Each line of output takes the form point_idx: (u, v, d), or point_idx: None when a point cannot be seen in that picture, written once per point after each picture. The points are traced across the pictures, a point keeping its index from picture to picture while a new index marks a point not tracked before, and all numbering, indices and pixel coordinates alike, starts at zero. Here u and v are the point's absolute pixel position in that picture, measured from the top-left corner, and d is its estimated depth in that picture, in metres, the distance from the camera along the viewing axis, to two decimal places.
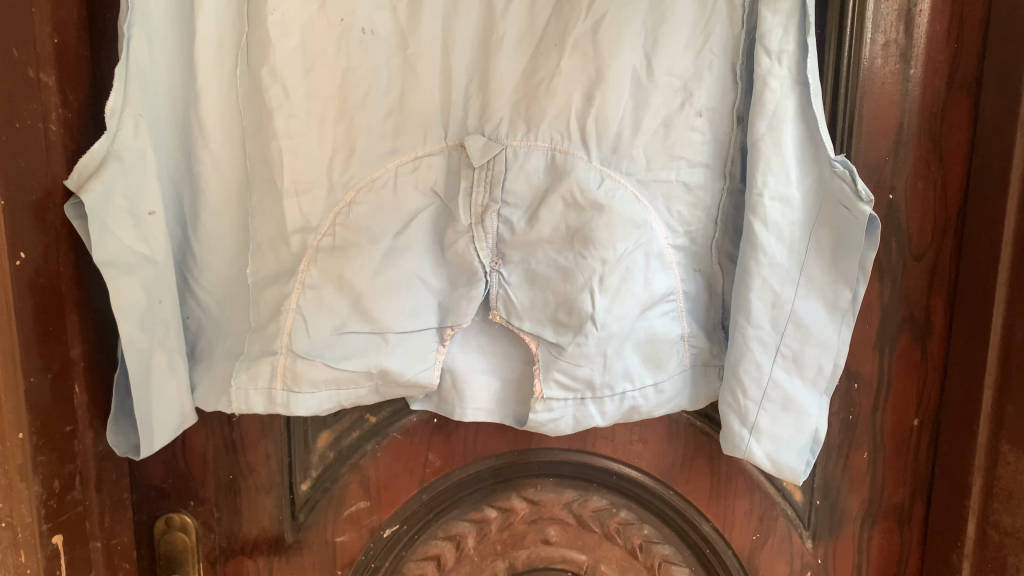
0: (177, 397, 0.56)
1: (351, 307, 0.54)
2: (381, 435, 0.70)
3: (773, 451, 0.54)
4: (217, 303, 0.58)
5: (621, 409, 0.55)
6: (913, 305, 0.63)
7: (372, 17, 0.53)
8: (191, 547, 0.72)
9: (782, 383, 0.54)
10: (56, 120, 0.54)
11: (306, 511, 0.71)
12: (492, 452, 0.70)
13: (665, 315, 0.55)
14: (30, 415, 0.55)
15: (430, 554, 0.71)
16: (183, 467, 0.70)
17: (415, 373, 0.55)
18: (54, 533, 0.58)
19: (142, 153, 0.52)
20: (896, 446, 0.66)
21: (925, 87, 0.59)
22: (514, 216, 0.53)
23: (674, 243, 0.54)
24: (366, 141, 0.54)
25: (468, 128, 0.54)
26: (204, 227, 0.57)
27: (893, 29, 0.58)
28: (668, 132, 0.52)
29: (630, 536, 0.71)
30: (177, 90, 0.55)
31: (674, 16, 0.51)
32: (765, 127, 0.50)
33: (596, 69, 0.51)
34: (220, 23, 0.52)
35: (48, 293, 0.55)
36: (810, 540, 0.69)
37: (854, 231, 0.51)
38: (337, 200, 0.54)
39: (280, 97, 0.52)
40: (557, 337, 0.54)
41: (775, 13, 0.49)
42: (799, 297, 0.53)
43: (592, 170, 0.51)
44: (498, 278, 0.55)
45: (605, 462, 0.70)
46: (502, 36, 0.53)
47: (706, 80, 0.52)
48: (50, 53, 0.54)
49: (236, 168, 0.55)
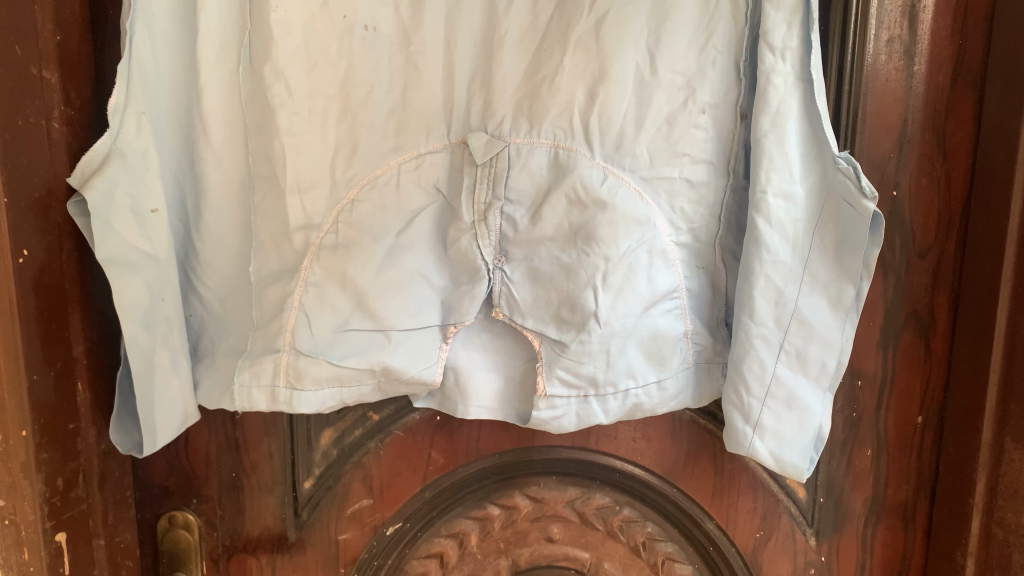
0: (180, 395, 0.56)
1: (354, 305, 0.54)
2: (383, 433, 0.70)
3: (776, 449, 0.54)
4: (220, 301, 0.58)
5: (624, 407, 0.55)
6: (917, 302, 0.63)
7: (374, 14, 0.53)
8: (194, 545, 0.72)
9: (786, 380, 0.54)
10: (58, 118, 0.54)
11: (308, 509, 0.71)
12: (494, 449, 0.70)
13: (668, 313, 0.54)
14: (33, 413, 0.55)
15: (433, 552, 0.71)
16: (186, 465, 0.70)
17: (418, 371, 0.55)
18: (56, 531, 0.58)
19: (145, 150, 0.52)
20: (900, 444, 0.66)
21: (929, 84, 0.59)
22: (516, 213, 0.53)
23: (678, 240, 0.54)
24: (368, 139, 0.54)
25: (470, 125, 0.54)
26: (207, 225, 0.57)
27: (896, 26, 0.58)
28: (671, 130, 0.52)
29: (632, 534, 0.71)
30: (180, 88, 0.55)
31: (677, 13, 0.51)
32: (768, 124, 0.50)
33: (599, 67, 0.51)
34: (222, 22, 0.52)
35: (51, 291, 0.55)
36: (813, 538, 0.69)
37: (857, 227, 0.51)
38: (340, 197, 0.54)
39: (283, 94, 0.52)
40: (560, 335, 0.54)
41: (778, 9, 0.48)
42: (803, 295, 0.53)
43: (594, 167, 0.51)
44: (500, 276, 0.55)
45: (608, 459, 0.70)
46: (504, 34, 0.53)
47: (709, 78, 0.51)
48: (52, 51, 0.54)
49: (239, 166, 0.55)
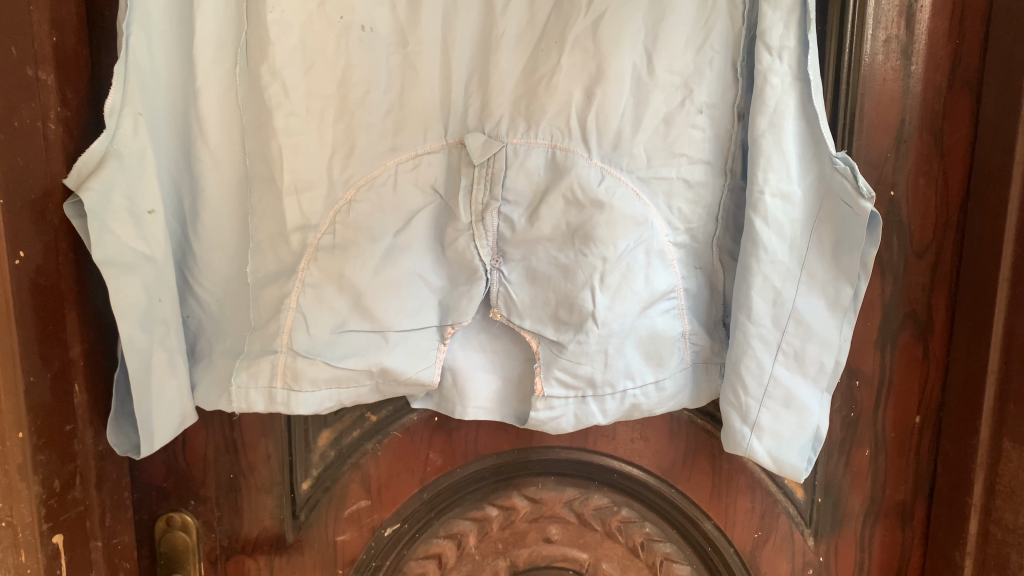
0: (177, 397, 0.56)
1: (351, 306, 0.54)
2: (381, 434, 0.70)
3: (774, 449, 0.54)
4: (217, 302, 0.58)
5: (621, 407, 0.55)
6: (915, 302, 0.63)
7: (372, 14, 0.52)
8: (192, 547, 0.72)
9: (783, 380, 0.54)
10: (55, 119, 0.54)
11: (306, 510, 0.70)
12: (492, 450, 0.70)
13: (666, 313, 0.54)
14: (30, 415, 0.55)
15: (431, 553, 0.71)
16: (183, 467, 0.70)
17: (416, 372, 0.55)
18: (53, 532, 0.58)
19: (142, 151, 0.52)
20: (898, 444, 0.66)
21: (926, 83, 0.59)
22: (514, 214, 0.53)
23: (675, 240, 0.54)
24: (366, 139, 0.54)
25: (467, 126, 0.54)
26: (204, 226, 0.57)
27: (894, 25, 0.58)
28: (668, 129, 0.52)
29: (630, 535, 0.71)
30: (177, 89, 0.55)
31: (675, 12, 0.51)
32: (765, 123, 0.50)
33: (597, 66, 0.51)
34: (219, 22, 0.52)
35: (48, 292, 0.55)
36: (811, 538, 0.69)
37: (854, 227, 0.51)
38: (337, 198, 0.54)
39: (280, 94, 0.52)
40: (558, 335, 0.54)
41: (776, 9, 0.48)
42: (800, 295, 0.53)
43: (592, 167, 0.51)
44: (498, 276, 0.54)
45: (606, 460, 0.70)
46: (502, 33, 0.53)
47: (706, 77, 0.51)
48: (48, 51, 0.54)
49: (236, 167, 0.55)
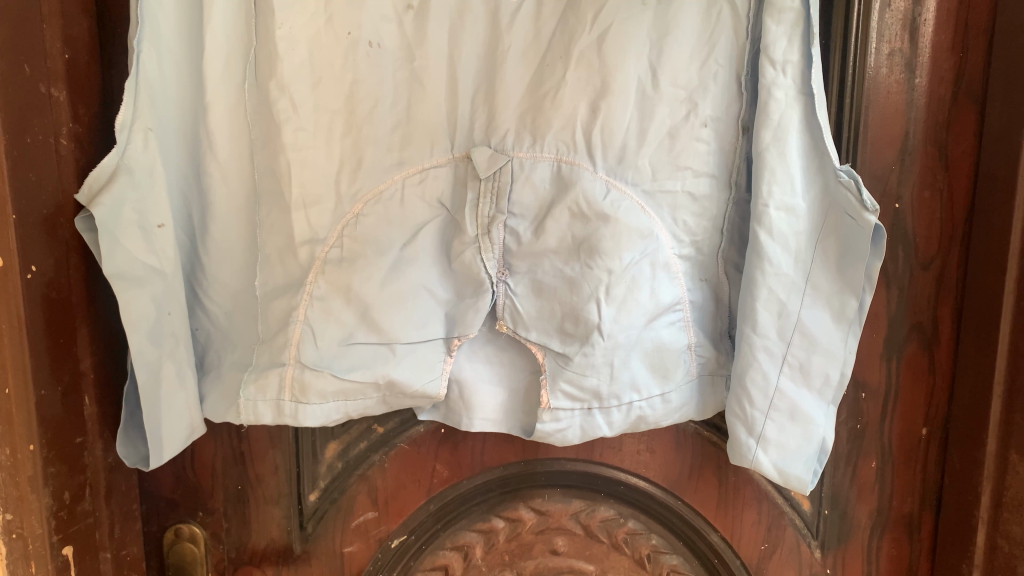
0: (186, 408, 0.56)
1: (358, 318, 0.54)
2: (388, 446, 0.70)
3: (779, 460, 0.54)
4: (226, 314, 0.58)
5: (628, 419, 0.55)
6: (921, 313, 0.63)
7: (379, 29, 0.53)
8: (200, 558, 0.72)
9: (789, 392, 0.54)
10: (66, 134, 0.55)
11: (314, 521, 0.71)
12: (498, 462, 0.70)
13: (671, 325, 0.55)
14: (41, 427, 0.55)
15: (438, 564, 0.71)
16: (192, 478, 0.70)
17: (423, 384, 0.56)
18: (64, 544, 0.59)
19: (151, 166, 0.53)
20: (905, 456, 0.66)
21: (930, 96, 0.59)
22: (519, 226, 0.54)
23: (680, 253, 0.54)
24: (373, 152, 0.54)
25: (473, 140, 0.55)
26: (212, 238, 0.57)
27: (897, 39, 0.58)
28: (673, 142, 0.52)
29: (638, 547, 0.71)
30: (186, 104, 0.55)
31: (678, 26, 0.51)
32: (770, 137, 0.50)
33: (601, 81, 0.51)
34: (228, 38, 0.53)
35: (60, 306, 0.56)
36: (818, 550, 0.69)
37: (859, 240, 0.51)
38: (345, 211, 0.54)
39: (289, 109, 0.52)
40: (564, 347, 0.54)
41: (779, 24, 0.49)
42: (805, 307, 0.53)
43: (597, 180, 0.52)
44: (504, 288, 0.55)
45: (612, 472, 0.70)
46: (507, 48, 0.54)
47: (711, 91, 0.52)
48: (61, 69, 0.54)
49: (244, 181, 0.56)
